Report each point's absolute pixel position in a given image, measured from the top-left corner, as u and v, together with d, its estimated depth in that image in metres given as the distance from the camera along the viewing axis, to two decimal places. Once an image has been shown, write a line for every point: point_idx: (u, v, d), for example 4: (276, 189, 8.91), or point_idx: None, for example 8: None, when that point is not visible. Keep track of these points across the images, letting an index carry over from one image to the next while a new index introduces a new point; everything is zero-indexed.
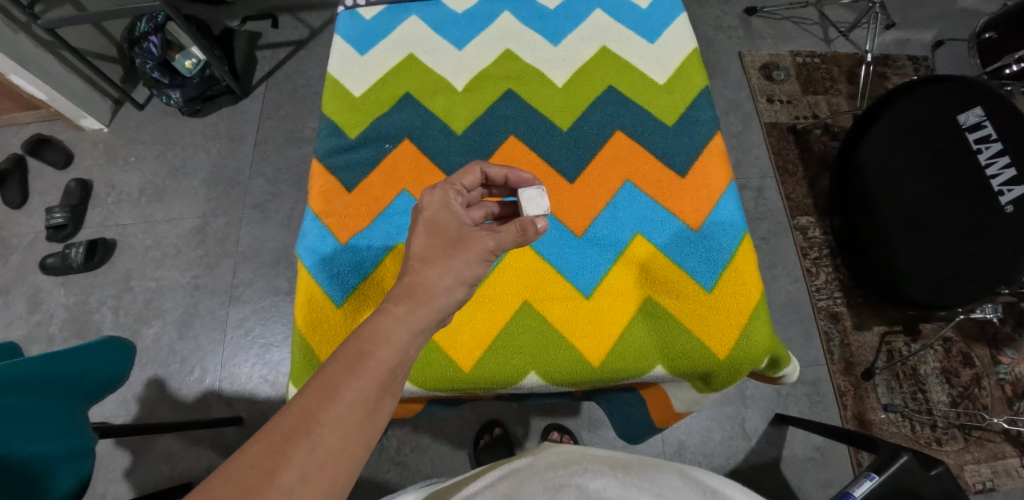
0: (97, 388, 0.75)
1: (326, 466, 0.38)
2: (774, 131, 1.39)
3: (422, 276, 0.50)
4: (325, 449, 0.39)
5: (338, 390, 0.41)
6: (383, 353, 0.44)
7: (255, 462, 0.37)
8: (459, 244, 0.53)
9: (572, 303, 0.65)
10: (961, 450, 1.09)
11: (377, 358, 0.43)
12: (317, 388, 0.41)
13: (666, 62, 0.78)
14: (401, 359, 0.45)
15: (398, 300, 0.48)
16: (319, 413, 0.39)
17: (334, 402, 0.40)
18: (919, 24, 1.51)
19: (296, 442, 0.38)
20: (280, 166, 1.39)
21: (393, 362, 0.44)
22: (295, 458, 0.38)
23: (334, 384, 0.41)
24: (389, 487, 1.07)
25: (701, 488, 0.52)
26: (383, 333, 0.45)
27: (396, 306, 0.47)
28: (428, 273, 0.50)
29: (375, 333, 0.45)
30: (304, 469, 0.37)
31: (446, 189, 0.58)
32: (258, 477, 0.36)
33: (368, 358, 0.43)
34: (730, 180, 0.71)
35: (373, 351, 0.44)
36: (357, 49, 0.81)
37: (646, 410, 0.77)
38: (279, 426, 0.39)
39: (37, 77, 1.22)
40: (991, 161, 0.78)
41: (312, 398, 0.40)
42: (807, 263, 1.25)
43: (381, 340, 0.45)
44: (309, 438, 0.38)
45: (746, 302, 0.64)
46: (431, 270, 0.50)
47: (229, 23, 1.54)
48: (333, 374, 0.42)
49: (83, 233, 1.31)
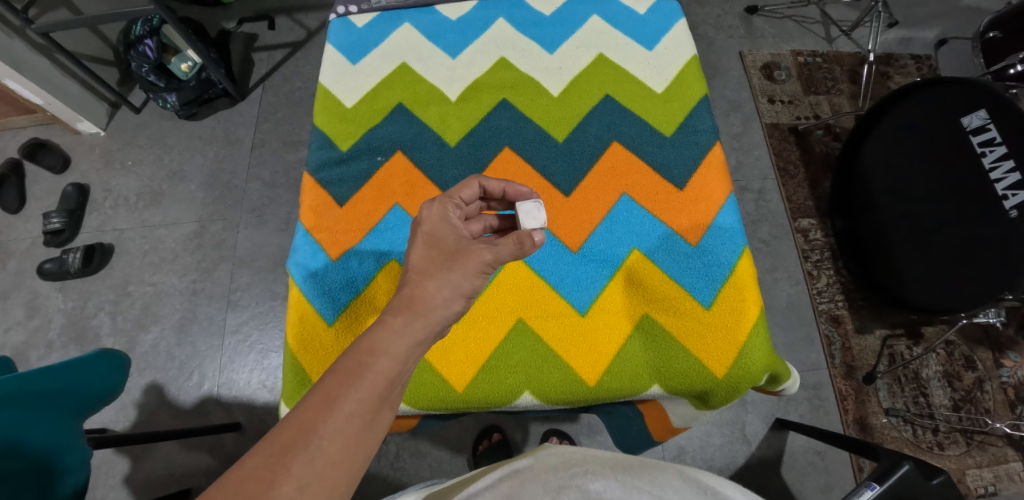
0: (87, 401, 0.73)
1: (325, 477, 0.37)
2: (775, 132, 1.37)
3: (420, 288, 0.48)
4: (324, 461, 0.37)
5: (337, 402, 0.39)
6: (382, 365, 0.42)
7: (255, 473, 0.36)
8: (457, 257, 0.51)
9: (568, 320, 0.64)
10: (963, 454, 1.08)
11: (376, 370, 0.42)
12: (316, 399, 0.39)
13: (665, 69, 0.77)
14: (399, 371, 0.43)
15: (396, 312, 0.46)
16: (318, 424, 0.38)
17: (333, 413, 0.39)
18: (923, 22, 1.49)
19: (295, 453, 0.37)
20: (278, 169, 1.38)
21: (391, 374, 0.42)
22: (294, 469, 0.36)
23: (333, 395, 0.39)
24: (387, 493, 1.07)
25: (701, 490, 0.51)
26: (381, 345, 0.43)
27: (394, 318, 0.46)
28: (426, 285, 0.49)
29: (373, 346, 0.43)
30: (303, 481, 0.36)
31: (444, 202, 0.56)
32: (257, 490, 0.35)
33: (367, 370, 0.42)
34: (730, 191, 0.70)
35: (372, 363, 0.42)
36: (348, 58, 0.80)
37: (644, 423, 0.75)
38: (279, 437, 0.38)
39: (31, 81, 1.21)
40: (996, 165, 0.76)
41: (311, 411, 0.39)
42: (808, 265, 1.24)
43: (380, 352, 0.43)
44: (307, 450, 0.37)
45: (745, 319, 0.63)
46: (429, 282, 0.49)
47: (225, 25, 1.53)
48: (332, 383, 0.40)
49: (80, 238, 1.30)
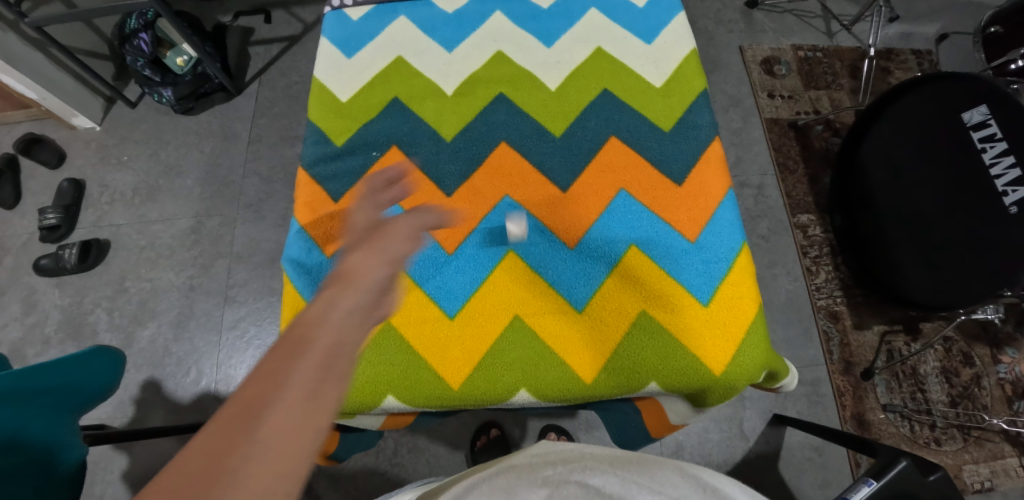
0: (85, 398, 0.73)
1: (277, 467, 0.27)
2: (775, 127, 1.37)
3: (350, 260, 0.39)
4: (270, 447, 0.27)
5: (279, 376, 0.29)
6: (326, 330, 0.32)
7: (202, 459, 0.26)
8: (377, 229, 0.44)
9: (565, 317, 0.64)
10: (959, 450, 1.08)
11: (321, 336, 0.32)
12: (261, 371, 0.30)
13: (663, 64, 0.76)
14: (349, 338, 0.33)
15: (333, 283, 0.37)
16: (261, 400, 0.28)
17: (275, 388, 0.29)
18: (924, 16, 1.48)
19: (236, 440, 0.27)
20: (275, 164, 1.37)
21: (337, 341, 0.32)
22: (234, 460, 0.26)
23: (273, 371, 0.30)
24: (384, 489, 1.07)
25: (701, 486, 0.50)
26: (321, 312, 0.34)
27: (331, 288, 0.36)
28: (354, 258, 0.39)
29: (311, 315, 0.33)
30: (249, 472, 0.26)
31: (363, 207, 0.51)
32: (196, 489, 0.25)
33: (310, 338, 0.32)
34: (729, 187, 0.70)
35: (314, 329, 0.32)
36: (344, 53, 0.79)
37: (641, 419, 0.76)
38: (224, 415, 0.28)
39: (26, 76, 1.19)
40: (996, 161, 0.73)
41: (252, 386, 0.29)
42: (807, 261, 1.24)
43: (322, 318, 0.33)
44: (247, 434, 0.27)
45: (743, 316, 0.63)
46: (359, 253, 0.40)
47: (221, 19, 1.51)
48: (279, 351, 0.31)
49: (77, 233, 1.29)
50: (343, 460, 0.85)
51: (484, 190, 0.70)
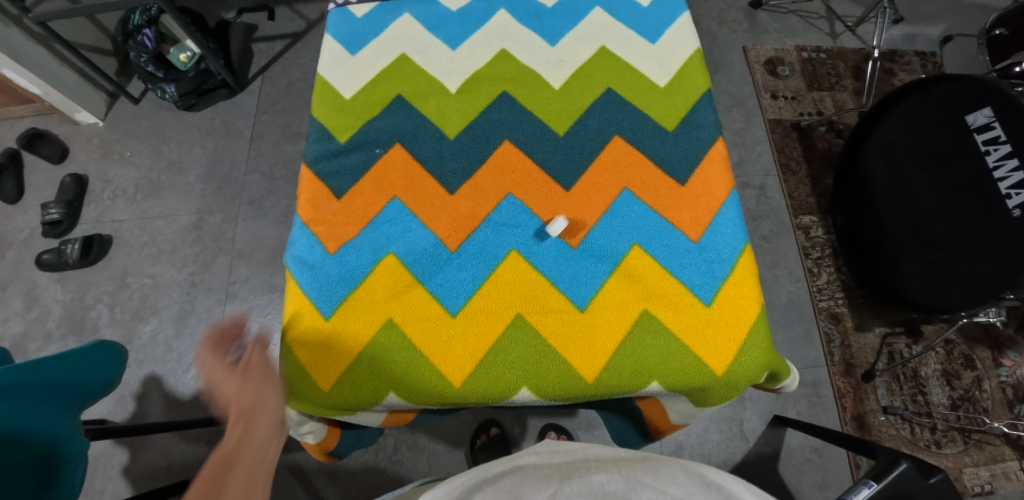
0: (85, 393, 0.73)
1: None
2: (778, 128, 1.36)
3: (240, 398, 0.57)
4: None
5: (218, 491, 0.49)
6: (246, 454, 0.54)
7: None
8: (236, 372, 0.58)
9: (566, 316, 0.64)
10: (960, 453, 1.08)
11: (242, 461, 0.53)
12: (198, 489, 0.49)
13: (667, 63, 0.76)
14: (260, 459, 0.54)
15: (239, 421, 0.56)
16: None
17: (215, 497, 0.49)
18: (929, 18, 1.48)
19: None
20: (277, 161, 1.37)
21: (254, 462, 0.54)
22: None
23: (211, 489, 0.49)
24: (384, 487, 1.07)
25: (706, 485, 0.49)
26: (241, 446, 0.54)
27: (239, 425, 0.55)
28: (242, 395, 0.57)
29: (231, 449, 0.53)
30: None
31: (206, 341, 0.59)
32: None
33: (234, 462, 0.52)
34: (732, 187, 0.70)
35: (237, 456, 0.53)
36: (347, 50, 0.79)
37: (642, 419, 0.76)
38: None
39: (29, 71, 1.20)
40: (999, 164, 0.73)
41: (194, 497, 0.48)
42: (809, 263, 1.24)
43: (241, 448, 0.54)
44: None
45: (745, 316, 0.63)
46: (244, 388, 0.57)
47: (225, 15, 1.51)
48: (207, 474, 0.50)
49: (79, 229, 1.30)
50: (344, 457, 0.86)
51: (486, 188, 0.70)
